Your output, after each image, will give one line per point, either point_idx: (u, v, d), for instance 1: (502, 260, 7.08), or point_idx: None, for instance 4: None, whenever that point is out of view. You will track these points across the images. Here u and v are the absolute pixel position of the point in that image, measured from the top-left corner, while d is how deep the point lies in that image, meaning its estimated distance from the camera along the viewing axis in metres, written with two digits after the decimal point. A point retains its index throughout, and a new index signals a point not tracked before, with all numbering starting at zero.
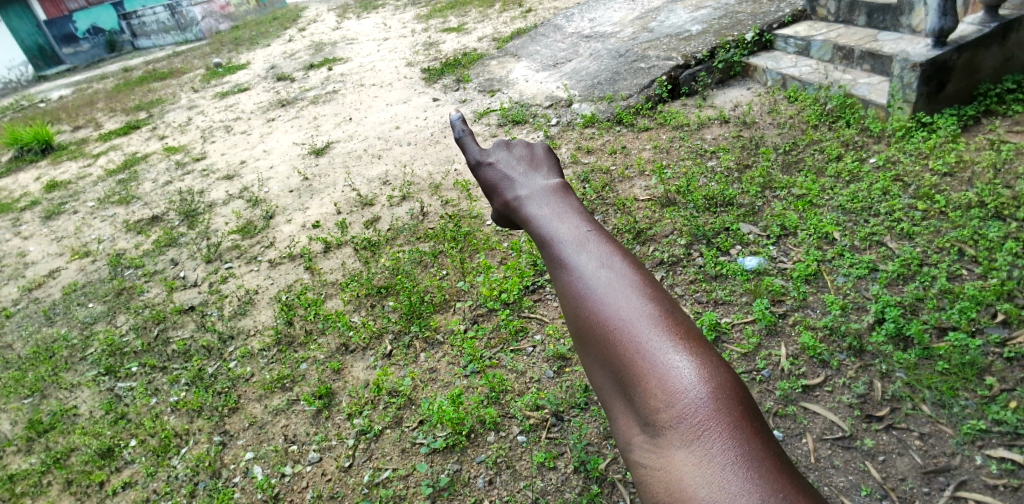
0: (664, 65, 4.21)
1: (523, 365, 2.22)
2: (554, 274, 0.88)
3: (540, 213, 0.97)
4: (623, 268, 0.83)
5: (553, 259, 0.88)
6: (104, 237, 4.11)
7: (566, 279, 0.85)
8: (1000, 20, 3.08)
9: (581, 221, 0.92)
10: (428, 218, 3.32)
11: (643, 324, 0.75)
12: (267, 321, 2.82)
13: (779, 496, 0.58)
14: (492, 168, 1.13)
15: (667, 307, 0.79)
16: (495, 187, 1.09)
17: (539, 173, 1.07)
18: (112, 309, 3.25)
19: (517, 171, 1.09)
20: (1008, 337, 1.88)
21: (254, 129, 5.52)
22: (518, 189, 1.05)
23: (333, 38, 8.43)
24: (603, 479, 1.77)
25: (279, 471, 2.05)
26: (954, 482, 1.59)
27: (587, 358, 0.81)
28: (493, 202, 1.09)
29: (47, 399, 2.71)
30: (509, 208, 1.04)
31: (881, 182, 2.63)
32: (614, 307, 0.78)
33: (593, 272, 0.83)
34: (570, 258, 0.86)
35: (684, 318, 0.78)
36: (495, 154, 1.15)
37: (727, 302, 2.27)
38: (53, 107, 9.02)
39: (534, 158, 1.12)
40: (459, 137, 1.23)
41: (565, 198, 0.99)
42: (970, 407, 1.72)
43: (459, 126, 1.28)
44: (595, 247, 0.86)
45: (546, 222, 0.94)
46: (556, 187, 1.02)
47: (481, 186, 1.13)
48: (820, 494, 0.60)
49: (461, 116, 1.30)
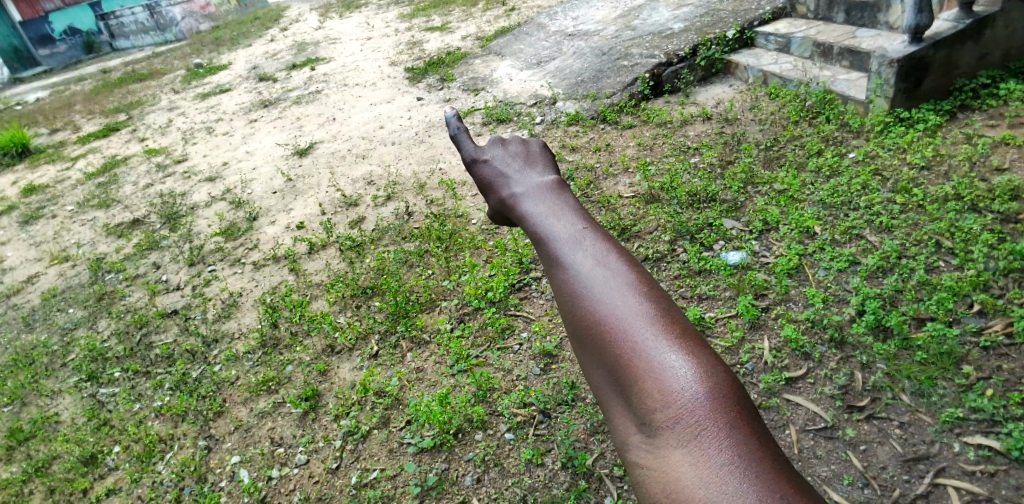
0: (647, 63, 4.24)
1: (510, 363, 2.23)
2: (550, 272, 0.88)
3: (536, 211, 0.97)
4: (619, 266, 0.84)
5: (549, 258, 0.89)
6: (84, 241, 4.05)
7: (562, 277, 0.85)
8: (974, 16, 3.14)
9: (577, 218, 0.93)
10: (413, 217, 3.31)
11: (639, 323, 0.76)
12: (252, 324, 2.80)
13: (777, 495, 0.59)
14: (487, 165, 1.13)
15: (663, 306, 0.80)
16: (491, 184, 1.09)
17: (535, 170, 1.08)
18: (93, 314, 3.20)
19: (513, 168, 1.09)
20: (984, 326, 1.92)
21: (236, 130, 5.47)
22: (513, 186, 1.05)
23: (315, 38, 8.37)
24: (590, 475, 1.78)
25: (266, 474, 2.04)
26: (934, 469, 1.62)
27: (583, 357, 0.81)
28: (488, 199, 1.09)
29: (28, 407, 2.67)
30: (505, 206, 1.04)
31: (860, 176, 2.67)
32: (611, 306, 0.79)
33: (590, 271, 0.83)
34: (567, 257, 0.86)
35: (681, 318, 0.79)
36: (490, 151, 1.15)
37: (711, 297, 2.29)
38: (29, 110, 8.85)
39: (530, 155, 1.12)
40: (455, 134, 1.23)
41: (561, 196, 1.00)
42: (948, 395, 1.76)
43: (453, 121, 1.28)
44: (591, 245, 0.87)
45: (542, 219, 0.95)
46: (552, 185, 1.03)
47: (476, 182, 1.13)
48: (816, 493, 0.61)
49: (455, 111, 1.29)
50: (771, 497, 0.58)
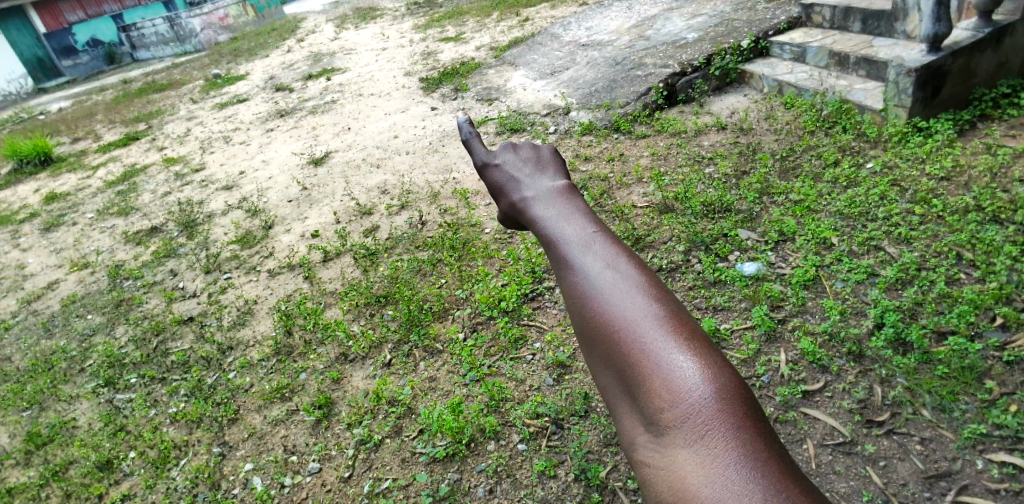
0: (661, 73, 4.24)
1: (523, 372, 2.22)
2: (559, 274, 0.88)
3: (546, 214, 0.97)
4: (628, 268, 0.83)
5: (559, 260, 0.88)
6: (103, 249, 4.11)
7: (571, 280, 0.85)
8: (994, 25, 3.11)
9: (587, 222, 0.93)
10: (427, 226, 3.32)
11: (648, 325, 0.75)
12: (266, 331, 2.82)
13: (782, 495, 0.58)
14: (498, 169, 1.12)
15: (671, 307, 0.79)
16: (501, 188, 1.09)
17: (545, 174, 1.07)
18: (111, 320, 3.25)
19: (523, 172, 1.09)
20: (1007, 340, 1.89)
21: (253, 140, 5.54)
22: (523, 190, 1.05)
23: (331, 49, 8.47)
24: (603, 488, 1.76)
25: (279, 482, 2.04)
26: (956, 486, 1.58)
27: (591, 358, 0.81)
28: (499, 203, 1.09)
29: (46, 411, 2.70)
30: (515, 209, 1.04)
31: (879, 187, 2.64)
32: (620, 307, 0.78)
33: (599, 273, 0.83)
34: (576, 259, 0.86)
35: (690, 322, 0.78)
36: (501, 156, 1.15)
37: (727, 308, 2.27)
38: (53, 119, 9.04)
39: (541, 160, 1.12)
40: (466, 138, 1.24)
41: (570, 200, 0.99)
42: (971, 411, 1.72)
43: (466, 127, 1.27)
44: (600, 248, 0.87)
45: (552, 223, 0.94)
46: (562, 189, 1.03)
47: (487, 186, 1.13)
48: (822, 495, 0.60)
49: (467, 117, 1.29)
50: (776, 497, 0.58)
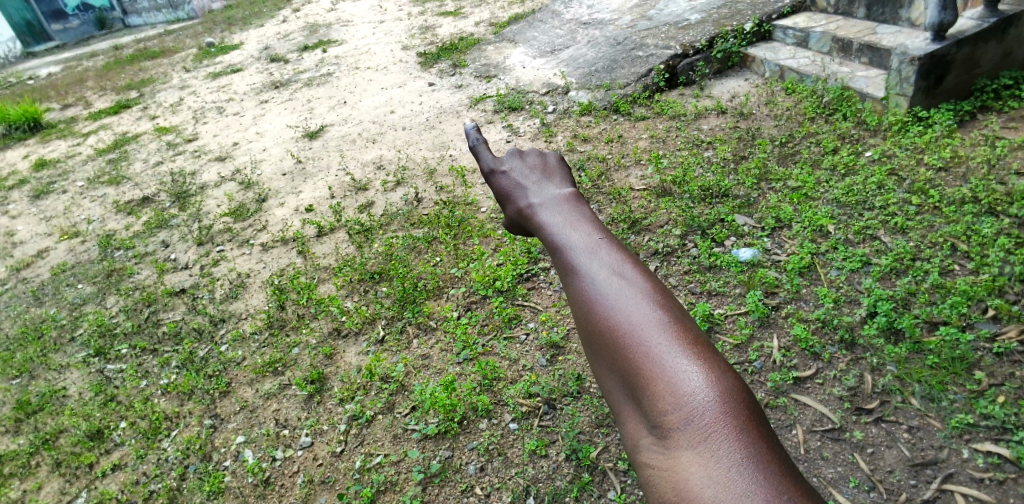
0: (663, 54, 4.18)
1: (516, 353, 2.22)
2: (565, 280, 0.87)
3: (552, 221, 0.95)
4: (633, 274, 0.82)
5: (565, 267, 0.87)
6: (93, 218, 4.06)
7: (577, 286, 0.84)
8: (999, 16, 3.08)
9: (593, 229, 0.91)
10: (423, 204, 3.29)
11: (653, 330, 0.75)
12: (259, 305, 2.81)
13: (784, 498, 0.57)
14: (504, 176, 1.09)
15: (677, 314, 0.78)
16: (507, 194, 1.06)
17: (552, 182, 1.05)
18: (101, 290, 3.22)
19: (530, 179, 1.06)
20: (997, 332, 1.90)
21: (247, 110, 5.46)
22: (530, 196, 1.02)
23: (328, 20, 8.32)
24: (594, 468, 1.77)
25: (270, 455, 2.05)
26: (941, 474, 1.60)
27: (597, 364, 0.79)
28: (504, 209, 1.06)
29: (36, 380, 2.69)
30: (521, 216, 1.01)
31: (876, 175, 2.64)
32: (624, 312, 0.77)
33: (605, 279, 0.82)
34: (584, 266, 0.84)
35: (696, 329, 0.77)
36: (507, 162, 1.11)
37: (721, 293, 2.27)
38: (41, 84, 8.83)
39: (547, 167, 1.08)
40: (472, 143, 1.19)
41: (578, 207, 0.97)
42: (959, 401, 1.74)
43: (471, 131, 1.23)
44: (606, 255, 0.85)
45: (558, 230, 0.93)
46: (569, 196, 1.00)
47: (492, 193, 1.10)
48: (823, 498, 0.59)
49: (473, 123, 1.25)
50: (778, 499, 0.56)
